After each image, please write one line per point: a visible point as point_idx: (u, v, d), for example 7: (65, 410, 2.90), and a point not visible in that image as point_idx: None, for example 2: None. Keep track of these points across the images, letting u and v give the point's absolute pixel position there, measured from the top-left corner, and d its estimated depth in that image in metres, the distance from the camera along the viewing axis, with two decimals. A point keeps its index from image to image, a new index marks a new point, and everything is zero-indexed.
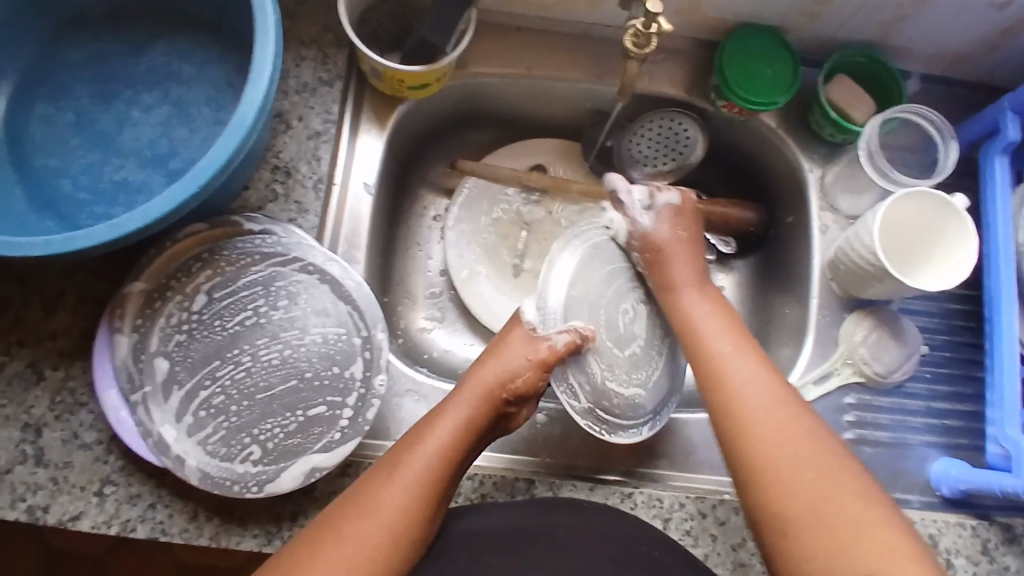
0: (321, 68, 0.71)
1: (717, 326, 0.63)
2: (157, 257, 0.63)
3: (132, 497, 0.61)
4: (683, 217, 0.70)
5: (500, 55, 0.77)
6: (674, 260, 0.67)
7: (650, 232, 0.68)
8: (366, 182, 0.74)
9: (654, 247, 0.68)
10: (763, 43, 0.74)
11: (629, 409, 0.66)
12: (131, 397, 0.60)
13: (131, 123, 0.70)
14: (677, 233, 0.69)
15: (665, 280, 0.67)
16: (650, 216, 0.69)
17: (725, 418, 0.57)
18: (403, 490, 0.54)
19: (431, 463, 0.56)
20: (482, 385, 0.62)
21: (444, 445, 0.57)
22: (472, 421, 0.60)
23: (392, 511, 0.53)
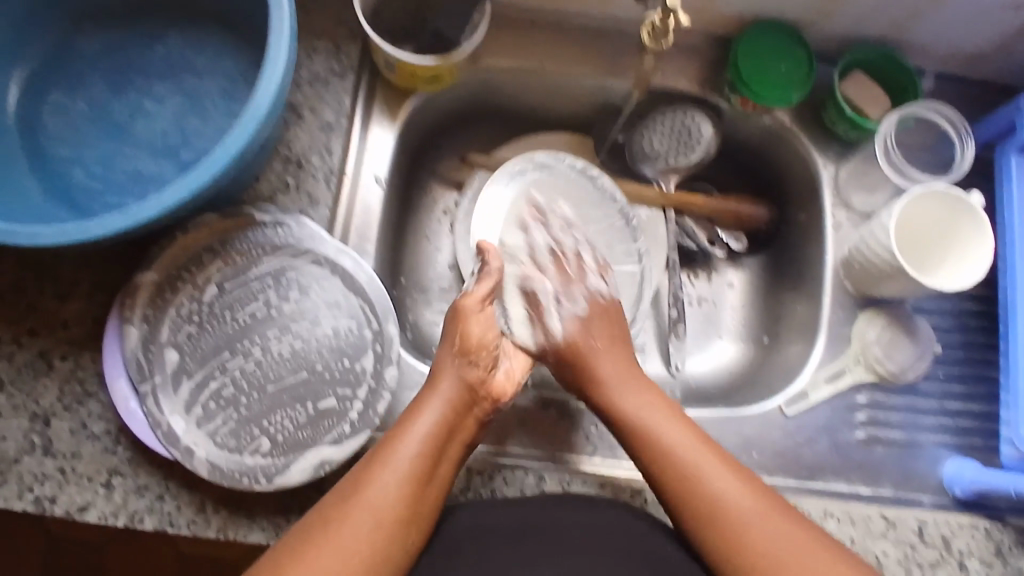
0: (334, 59, 0.71)
1: (645, 406, 0.63)
2: (169, 248, 0.62)
3: (140, 488, 0.62)
4: (598, 320, 0.69)
5: (513, 48, 0.77)
6: (598, 364, 0.67)
7: (569, 339, 0.68)
8: (376, 174, 0.73)
9: (574, 366, 0.67)
10: (776, 38, 0.73)
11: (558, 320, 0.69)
12: (141, 387, 0.60)
13: (142, 113, 0.70)
14: (592, 338, 0.68)
15: (594, 392, 0.66)
16: (559, 324, 0.69)
17: (709, 527, 0.56)
18: (399, 478, 0.55)
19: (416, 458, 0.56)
20: (449, 366, 0.63)
21: (430, 428, 0.58)
22: (450, 405, 0.60)
23: (383, 511, 0.53)
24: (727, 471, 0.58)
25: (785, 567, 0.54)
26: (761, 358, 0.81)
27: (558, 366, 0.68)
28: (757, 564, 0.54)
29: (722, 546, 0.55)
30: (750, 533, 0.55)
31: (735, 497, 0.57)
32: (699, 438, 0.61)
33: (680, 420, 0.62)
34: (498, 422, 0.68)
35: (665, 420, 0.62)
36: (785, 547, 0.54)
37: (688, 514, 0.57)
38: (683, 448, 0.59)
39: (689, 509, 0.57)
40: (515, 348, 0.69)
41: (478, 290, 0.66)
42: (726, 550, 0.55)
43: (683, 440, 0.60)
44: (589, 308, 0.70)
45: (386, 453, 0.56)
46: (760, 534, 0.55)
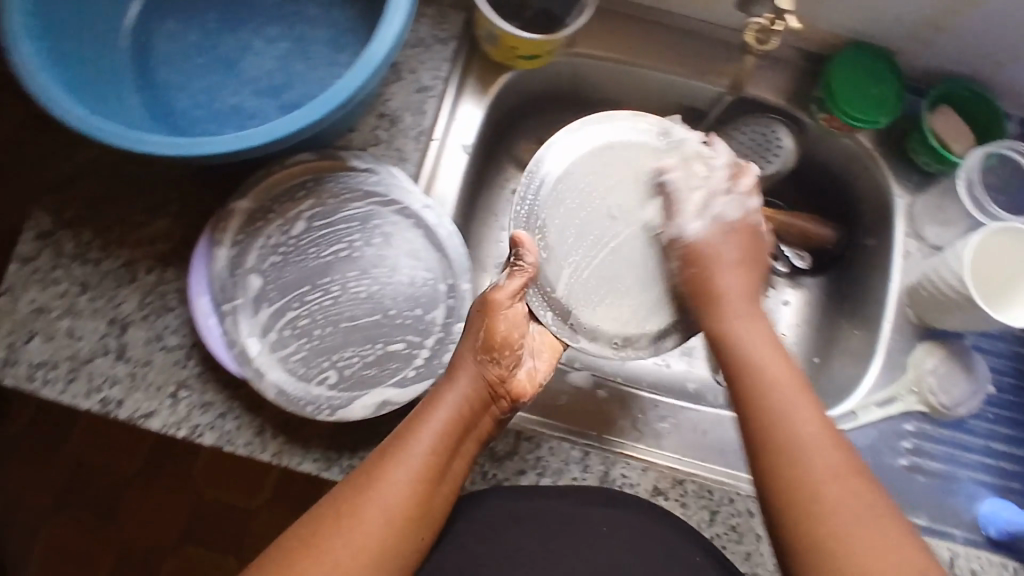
0: (438, 26, 0.74)
1: (750, 327, 0.60)
2: (264, 179, 0.65)
3: (204, 404, 0.65)
4: (736, 236, 0.63)
5: (609, 40, 0.79)
6: (721, 272, 0.62)
7: (693, 242, 0.63)
8: (464, 144, 0.76)
9: (704, 283, 0.62)
10: (870, 62, 0.74)
11: (602, 317, 0.65)
12: (222, 306, 0.62)
13: (252, 52, 0.73)
14: (727, 246, 0.63)
15: (707, 295, 0.62)
16: (698, 224, 0.63)
17: (782, 463, 0.53)
18: (408, 476, 0.54)
19: (429, 455, 0.55)
20: (468, 362, 0.59)
21: (441, 424, 0.56)
22: (468, 402, 0.58)
23: (394, 507, 0.52)
24: (810, 403, 0.55)
25: (843, 498, 0.50)
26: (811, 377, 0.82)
27: (680, 270, 0.64)
28: (821, 493, 0.51)
29: (791, 483, 0.52)
30: (823, 486, 0.51)
31: (815, 426, 0.54)
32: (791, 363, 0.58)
33: (780, 347, 0.59)
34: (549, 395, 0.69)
35: (772, 346, 0.59)
36: (851, 493, 0.51)
37: (768, 416, 0.55)
38: (772, 363, 0.57)
39: (769, 418, 0.55)
40: (542, 345, 0.64)
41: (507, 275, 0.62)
42: (790, 463, 0.52)
43: (781, 369, 0.57)
44: (739, 219, 0.64)
45: (395, 449, 0.55)
46: (825, 481, 0.51)
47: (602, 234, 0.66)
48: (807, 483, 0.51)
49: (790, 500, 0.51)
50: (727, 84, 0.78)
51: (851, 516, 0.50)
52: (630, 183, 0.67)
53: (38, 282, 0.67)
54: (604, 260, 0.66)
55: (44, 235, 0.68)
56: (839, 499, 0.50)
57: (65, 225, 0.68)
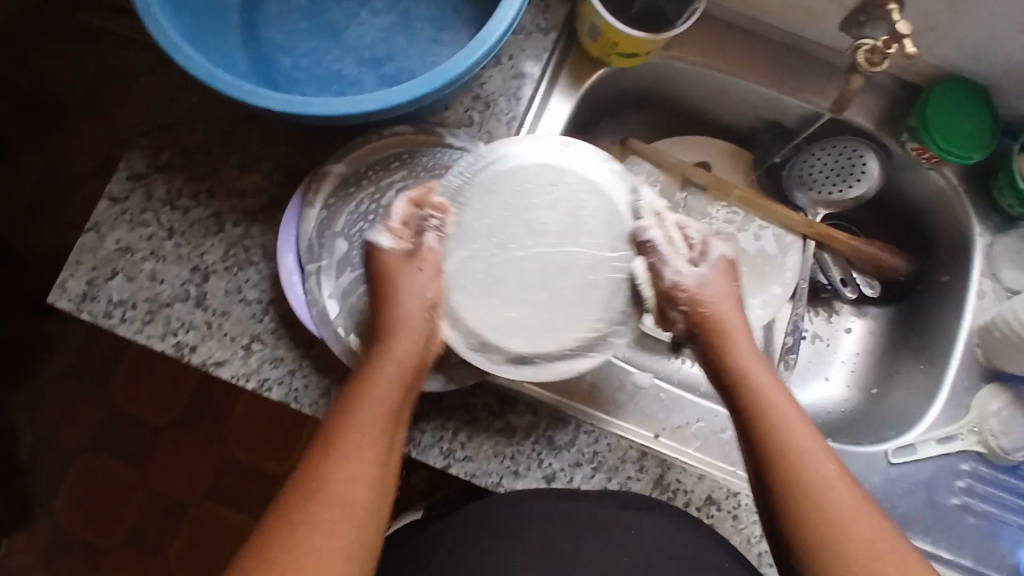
0: (540, 16, 0.75)
1: (747, 347, 0.60)
2: (362, 146, 0.66)
3: (275, 359, 0.66)
4: (733, 273, 0.62)
5: (705, 47, 0.79)
6: (728, 321, 0.60)
7: (703, 289, 0.60)
8: (551, 133, 0.76)
9: (701, 315, 0.60)
10: (970, 99, 0.74)
11: (471, 312, 0.59)
12: (307, 266, 0.64)
13: (357, 22, 0.74)
14: (731, 291, 0.61)
15: (723, 341, 0.60)
16: (704, 271, 0.61)
17: (805, 504, 0.53)
18: (365, 456, 0.52)
19: (374, 443, 0.53)
20: (398, 337, 0.58)
21: (387, 399, 0.55)
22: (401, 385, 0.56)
23: (349, 500, 0.51)
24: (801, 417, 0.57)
25: (853, 516, 0.52)
26: (866, 407, 0.82)
27: (687, 323, 0.61)
28: (825, 511, 0.53)
29: (814, 526, 0.52)
30: (845, 525, 0.52)
31: (812, 438, 0.55)
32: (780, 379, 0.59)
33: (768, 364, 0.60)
34: (611, 391, 0.70)
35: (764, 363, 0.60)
36: (856, 505, 0.53)
37: (771, 444, 0.56)
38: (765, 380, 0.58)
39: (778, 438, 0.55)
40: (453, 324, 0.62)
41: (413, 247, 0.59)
42: (795, 482, 0.54)
43: (773, 387, 0.58)
44: (724, 265, 0.61)
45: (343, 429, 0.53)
46: (849, 525, 0.52)
47: (511, 239, 0.59)
48: (830, 526, 0.52)
49: (800, 521, 0.53)
50: (830, 105, 0.77)
51: (870, 557, 0.51)
52: (562, 207, 0.60)
53: (126, 222, 0.69)
54: (502, 265, 0.59)
55: (137, 177, 0.69)
56: (854, 532, 0.52)
57: (159, 170, 0.70)
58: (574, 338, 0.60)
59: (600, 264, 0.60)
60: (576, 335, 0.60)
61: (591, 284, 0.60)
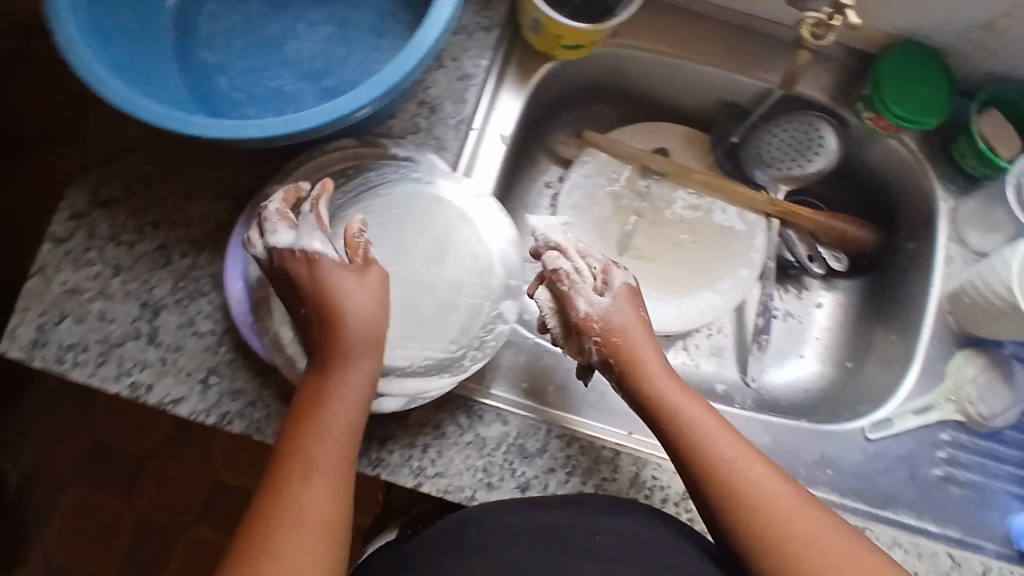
0: (481, 14, 0.73)
1: (659, 368, 0.59)
2: (306, 164, 0.63)
3: (234, 391, 0.65)
4: (639, 301, 0.62)
5: (652, 32, 0.77)
6: (636, 348, 0.60)
7: (610, 316, 0.60)
8: (502, 133, 0.74)
9: (608, 346, 0.60)
10: (922, 63, 0.72)
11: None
12: (256, 292, 0.62)
13: (292, 35, 0.71)
14: (638, 319, 0.61)
15: (632, 369, 0.59)
16: (608, 298, 0.61)
17: (752, 523, 0.52)
18: (315, 503, 0.49)
19: (337, 458, 0.51)
20: (344, 355, 0.54)
21: (332, 435, 0.52)
22: (362, 399, 0.54)
23: (318, 517, 0.48)
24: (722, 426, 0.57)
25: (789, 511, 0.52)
26: (843, 381, 0.81)
27: (598, 350, 0.60)
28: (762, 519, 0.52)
29: (767, 542, 0.51)
30: (797, 533, 0.51)
31: (738, 446, 0.55)
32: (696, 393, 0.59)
33: (684, 381, 0.60)
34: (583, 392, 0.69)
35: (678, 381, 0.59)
36: (797, 503, 0.53)
37: (704, 469, 0.55)
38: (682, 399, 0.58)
39: (705, 458, 0.55)
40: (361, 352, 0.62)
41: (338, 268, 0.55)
42: (733, 498, 0.53)
43: (690, 403, 0.58)
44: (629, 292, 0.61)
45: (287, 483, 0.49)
46: (802, 531, 0.51)
47: (380, 253, 0.61)
48: (783, 538, 0.51)
49: (747, 539, 0.52)
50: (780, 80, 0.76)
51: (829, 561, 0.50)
52: (431, 232, 0.62)
53: (71, 263, 0.66)
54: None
55: (78, 216, 0.67)
56: (809, 534, 0.51)
57: (101, 206, 0.68)
58: (427, 356, 0.60)
59: (462, 288, 0.61)
60: (432, 352, 0.60)
61: (451, 305, 0.61)
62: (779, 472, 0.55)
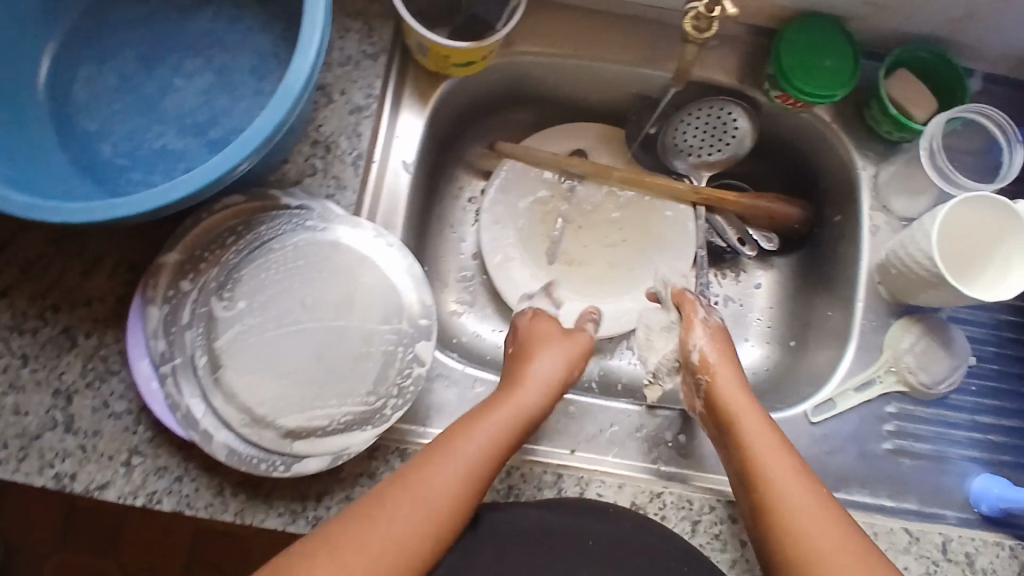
0: (366, 41, 0.70)
1: (740, 391, 0.64)
2: (195, 227, 0.60)
3: (159, 469, 0.63)
4: (720, 338, 0.70)
5: (547, 35, 0.75)
6: (720, 373, 0.66)
7: (705, 348, 0.69)
8: (405, 161, 0.72)
9: (703, 365, 0.67)
10: (823, 33, 0.70)
11: (245, 389, 0.58)
12: (161, 368, 0.58)
13: (172, 90, 0.68)
14: (725, 352, 0.68)
15: (712, 388, 0.66)
16: (704, 331, 0.70)
17: (782, 533, 0.55)
18: (408, 519, 0.51)
19: (440, 490, 0.53)
20: (528, 381, 0.63)
21: (456, 469, 0.54)
22: (501, 445, 0.57)
23: (394, 542, 0.49)
24: (781, 447, 0.60)
25: (835, 534, 0.53)
26: (788, 362, 0.79)
27: (693, 372, 0.68)
28: (806, 531, 0.54)
29: (790, 553, 0.54)
30: (819, 550, 0.53)
31: (795, 475, 0.57)
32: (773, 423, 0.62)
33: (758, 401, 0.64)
34: None
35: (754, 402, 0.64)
36: (823, 521, 0.54)
37: (755, 480, 0.58)
38: (754, 421, 0.61)
39: (765, 471, 0.58)
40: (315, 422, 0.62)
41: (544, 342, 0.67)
42: (773, 509, 0.56)
43: (762, 428, 0.61)
44: (716, 327, 0.71)
45: (385, 509, 0.51)
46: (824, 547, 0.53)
47: (286, 312, 0.59)
48: (805, 554, 0.53)
49: (775, 548, 0.55)
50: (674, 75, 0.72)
51: None
52: (335, 283, 0.60)
53: None
54: (277, 338, 0.59)
55: None
56: (832, 552, 0.53)
57: None
58: (346, 412, 0.58)
59: (373, 337, 0.59)
60: (350, 407, 0.58)
61: (364, 356, 0.59)
62: (827, 496, 0.56)
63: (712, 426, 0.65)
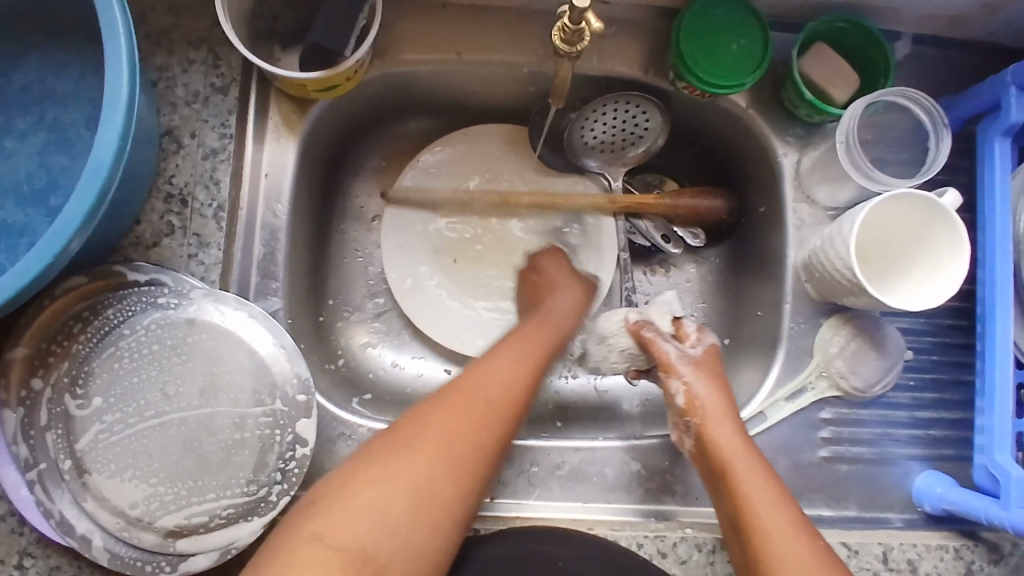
0: (213, 72, 0.62)
1: (732, 428, 0.60)
2: (37, 318, 0.55)
3: (52, 570, 0.54)
4: (708, 370, 0.64)
5: (424, 36, 0.67)
6: (714, 422, 0.61)
7: (691, 387, 0.63)
8: (279, 201, 0.65)
9: (691, 406, 0.62)
10: (725, 11, 0.62)
11: (115, 492, 0.54)
12: (27, 475, 0.54)
13: (4, 154, 0.61)
14: (714, 390, 0.63)
15: (705, 426, 0.61)
16: (690, 372, 0.63)
17: None
18: (462, 418, 0.53)
19: (491, 392, 0.56)
20: (544, 311, 0.68)
21: (499, 376, 0.57)
22: (530, 358, 0.61)
23: (455, 429, 0.53)
24: (780, 497, 0.56)
25: None
26: None
27: (681, 414, 0.63)
28: None
29: None
30: None
31: (793, 529, 0.54)
32: (769, 471, 0.58)
33: (756, 446, 0.60)
34: None
35: (750, 447, 0.59)
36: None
37: (750, 532, 0.55)
38: (748, 468, 0.57)
39: (760, 527, 0.54)
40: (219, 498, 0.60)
41: (552, 271, 0.73)
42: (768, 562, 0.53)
43: (759, 478, 0.57)
44: (702, 355, 0.65)
45: (465, 394, 0.55)
46: None
47: (146, 405, 0.55)
48: None
49: None
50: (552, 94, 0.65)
51: None
52: (195, 368, 0.56)
53: None
54: (140, 435, 0.55)
55: None
56: None
57: None
58: (227, 505, 0.55)
59: (245, 421, 0.56)
60: (230, 499, 0.55)
61: (238, 443, 0.56)
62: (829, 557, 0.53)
63: (702, 469, 0.61)
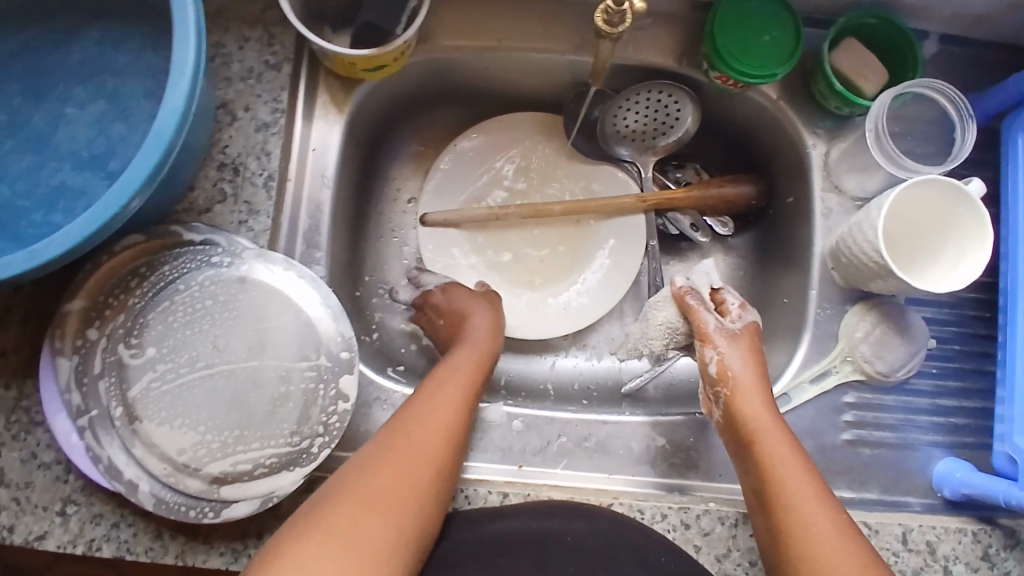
0: (267, 50, 0.65)
1: (762, 404, 0.62)
2: (95, 272, 0.57)
3: (95, 517, 0.56)
4: (745, 343, 0.66)
5: (466, 24, 0.70)
6: (745, 395, 0.63)
7: (726, 357, 0.65)
8: (324, 173, 0.68)
9: (723, 377, 0.64)
10: (760, 6, 0.65)
11: (165, 438, 0.56)
12: (78, 421, 0.56)
13: (65, 121, 0.64)
14: (749, 362, 0.65)
15: (735, 398, 0.63)
16: (729, 344, 0.66)
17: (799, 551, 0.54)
18: (396, 462, 0.53)
19: (429, 433, 0.55)
20: (473, 336, 0.67)
21: (432, 414, 0.57)
22: (467, 391, 0.61)
23: (387, 473, 0.52)
24: (807, 470, 0.58)
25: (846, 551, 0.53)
26: None
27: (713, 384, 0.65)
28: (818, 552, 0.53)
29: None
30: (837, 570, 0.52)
31: (816, 494, 0.56)
32: (795, 441, 0.60)
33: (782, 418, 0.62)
34: None
35: (776, 418, 0.62)
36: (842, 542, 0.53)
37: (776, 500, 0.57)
38: (777, 441, 0.59)
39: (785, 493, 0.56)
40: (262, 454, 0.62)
41: (463, 296, 0.72)
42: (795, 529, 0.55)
43: (786, 448, 0.59)
44: (742, 330, 0.67)
45: (402, 440, 0.54)
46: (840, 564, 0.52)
47: (198, 355, 0.58)
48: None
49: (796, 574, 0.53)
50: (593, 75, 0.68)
51: None
52: (245, 323, 0.59)
53: None
54: (190, 384, 0.58)
55: None
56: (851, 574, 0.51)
57: None
58: (270, 454, 0.57)
59: (291, 375, 0.59)
60: (274, 449, 0.57)
61: (283, 396, 0.58)
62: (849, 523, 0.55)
63: (731, 438, 0.63)
